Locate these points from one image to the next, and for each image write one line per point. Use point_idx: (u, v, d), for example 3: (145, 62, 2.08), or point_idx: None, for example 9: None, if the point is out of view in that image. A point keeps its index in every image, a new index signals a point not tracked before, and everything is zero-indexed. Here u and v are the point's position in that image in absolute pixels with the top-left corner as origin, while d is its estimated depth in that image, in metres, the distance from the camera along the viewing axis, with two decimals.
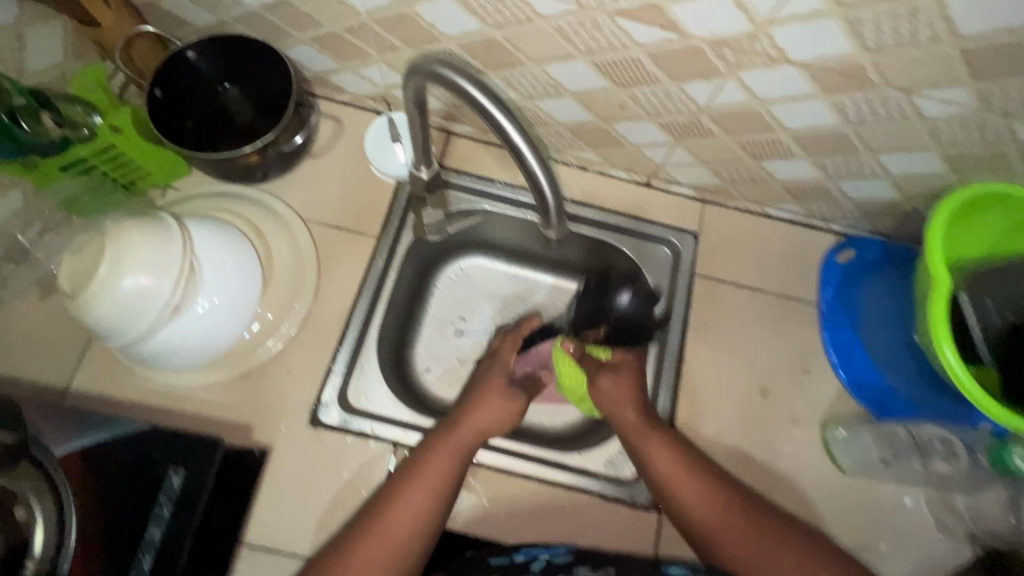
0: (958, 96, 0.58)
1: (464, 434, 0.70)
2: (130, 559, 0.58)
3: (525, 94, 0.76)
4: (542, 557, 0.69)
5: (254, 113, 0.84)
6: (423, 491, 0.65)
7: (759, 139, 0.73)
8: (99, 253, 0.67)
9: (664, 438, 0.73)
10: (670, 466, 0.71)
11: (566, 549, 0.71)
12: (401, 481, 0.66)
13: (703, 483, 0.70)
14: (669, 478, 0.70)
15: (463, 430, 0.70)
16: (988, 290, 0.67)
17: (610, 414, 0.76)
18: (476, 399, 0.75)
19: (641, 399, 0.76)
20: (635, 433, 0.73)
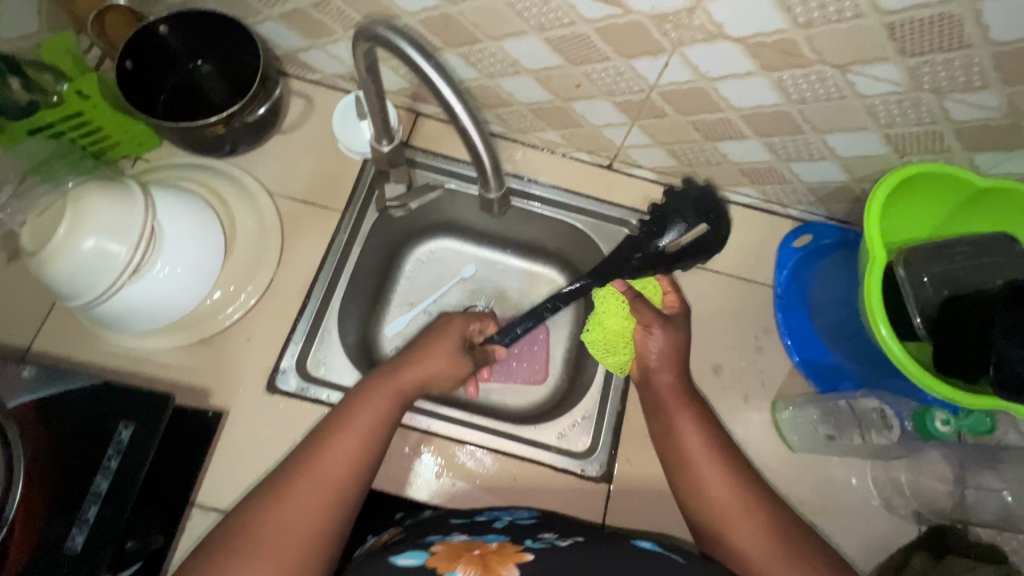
0: (889, 73, 0.60)
1: (398, 382, 0.71)
2: (78, 504, 0.60)
3: (485, 72, 0.79)
4: (505, 518, 0.69)
5: (227, 91, 0.85)
6: (358, 431, 0.66)
7: (710, 119, 0.75)
8: (61, 212, 0.69)
9: (692, 414, 0.73)
10: (699, 445, 0.70)
11: (529, 513, 0.72)
12: (336, 422, 0.67)
13: (723, 467, 0.68)
14: (691, 451, 0.70)
15: (397, 378, 0.71)
16: (926, 268, 0.67)
17: (652, 375, 0.77)
18: (420, 348, 0.76)
19: (683, 365, 0.77)
20: (669, 403, 0.75)
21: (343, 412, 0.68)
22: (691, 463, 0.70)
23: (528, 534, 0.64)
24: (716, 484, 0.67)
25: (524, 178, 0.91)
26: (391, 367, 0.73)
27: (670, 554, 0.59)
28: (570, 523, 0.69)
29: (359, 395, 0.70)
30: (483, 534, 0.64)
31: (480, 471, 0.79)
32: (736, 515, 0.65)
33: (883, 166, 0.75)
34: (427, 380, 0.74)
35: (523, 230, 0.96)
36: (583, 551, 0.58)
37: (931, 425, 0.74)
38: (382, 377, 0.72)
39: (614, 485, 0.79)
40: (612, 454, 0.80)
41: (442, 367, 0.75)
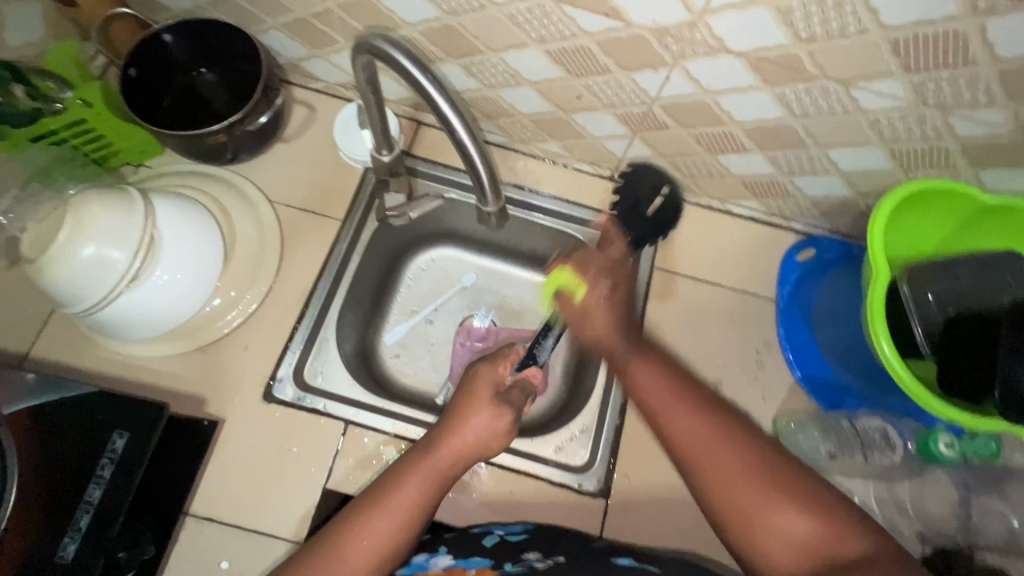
0: (893, 89, 0.59)
1: (440, 458, 0.64)
2: (69, 514, 0.60)
3: (486, 83, 0.78)
4: (497, 533, 0.69)
5: (229, 98, 0.85)
6: (391, 519, 0.60)
7: (712, 132, 0.74)
8: (61, 220, 0.69)
9: (650, 360, 0.65)
10: (654, 385, 0.63)
11: (522, 527, 0.71)
12: (368, 503, 0.60)
13: (689, 405, 0.61)
14: (652, 398, 0.62)
15: (439, 453, 0.65)
16: (931, 285, 0.66)
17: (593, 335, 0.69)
18: (462, 409, 0.69)
19: (626, 318, 0.69)
20: (612, 346, 0.68)
21: (378, 491, 0.62)
22: (663, 413, 0.61)
23: (511, 554, 0.64)
24: (685, 427, 0.59)
25: (524, 188, 0.91)
26: (432, 437, 0.66)
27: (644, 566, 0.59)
28: (560, 536, 0.69)
29: (396, 470, 0.64)
30: (468, 555, 0.64)
31: (476, 484, 0.78)
32: (743, 496, 0.55)
33: (887, 181, 0.74)
34: (468, 453, 0.67)
35: (524, 240, 0.95)
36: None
37: (934, 447, 0.75)
38: (423, 449, 0.65)
39: (612, 500, 0.78)
40: (610, 469, 0.79)
41: (485, 437, 0.67)
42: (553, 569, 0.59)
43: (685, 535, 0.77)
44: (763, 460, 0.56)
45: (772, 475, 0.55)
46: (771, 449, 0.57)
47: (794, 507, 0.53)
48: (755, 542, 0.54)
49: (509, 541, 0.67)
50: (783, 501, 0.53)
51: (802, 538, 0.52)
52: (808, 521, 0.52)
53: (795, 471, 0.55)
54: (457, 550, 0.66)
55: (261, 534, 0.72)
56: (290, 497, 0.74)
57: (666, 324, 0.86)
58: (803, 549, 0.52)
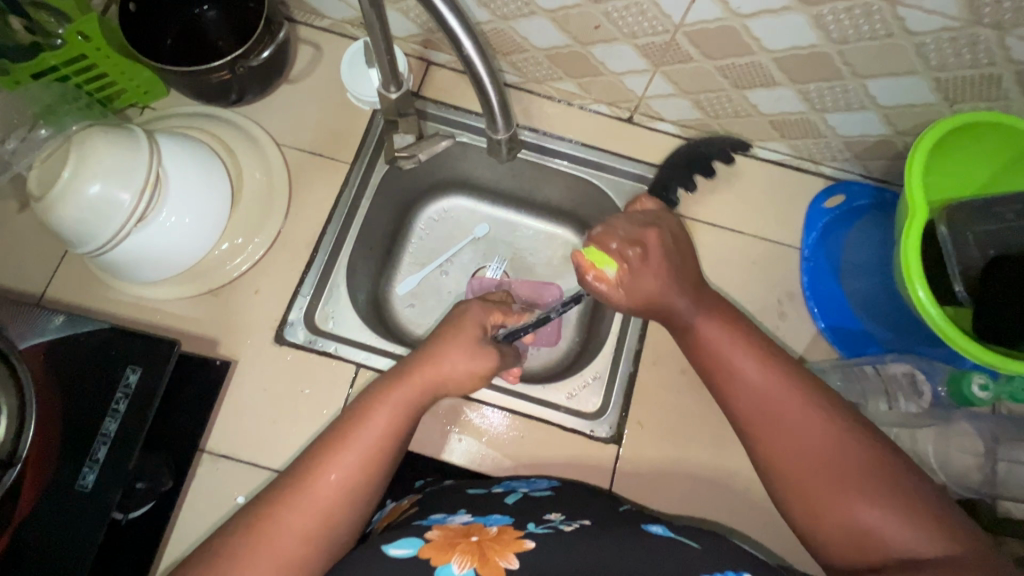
0: (944, 5, 0.54)
1: (409, 389, 0.61)
2: (87, 445, 0.61)
3: (499, 13, 0.74)
4: (520, 490, 0.67)
5: (231, 36, 0.82)
6: (358, 451, 0.56)
7: (739, 63, 0.69)
8: (65, 156, 0.68)
9: (725, 322, 0.63)
10: (729, 348, 0.61)
11: (546, 485, 0.70)
12: (338, 436, 0.57)
13: (759, 359, 0.59)
14: (723, 362, 0.61)
15: (408, 384, 0.61)
16: (971, 225, 0.62)
17: (639, 301, 0.67)
18: (435, 346, 0.65)
19: (677, 281, 0.67)
20: (666, 304, 0.66)
21: (347, 423, 0.58)
22: (730, 380, 0.60)
23: (533, 515, 0.59)
24: (759, 403, 0.57)
25: (539, 131, 0.87)
26: (399, 369, 0.63)
27: (682, 539, 0.54)
28: (585, 498, 0.66)
29: (364, 400, 0.60)
30: (487, 514, 0.60)
31: (489, 429, 0.78)
32: (815, 472, 0.53)
33: (929, 117, 0.68)
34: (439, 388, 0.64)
35: (537, 187, 0.92)
36: (595, 539, 0.52)
37: (966, 391, 0.67)
38: (394, 376, 0.62)
39: (624, 447, 0.78)
40: (623, 416, 0.79)
41: (458, 371, 0.65)
42: (581, 530, 0.55)
43: (698, 483, 0.77)
44: (851, 446, 0.53)
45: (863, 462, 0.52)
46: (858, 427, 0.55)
47: (863, 489, 0.51)
48: (796, 502, 0.54)
49: (531, 499, 0.64)
50: (868, 491, 0.51)
51: (865, 528, 0.50)
52: (875, 513, 0.50)
53: (865, 459, 0.52)
54: (475, 511, 0.61)
55: (276, 472, 0.73)
56: (304, 437, 0.75)
57: None
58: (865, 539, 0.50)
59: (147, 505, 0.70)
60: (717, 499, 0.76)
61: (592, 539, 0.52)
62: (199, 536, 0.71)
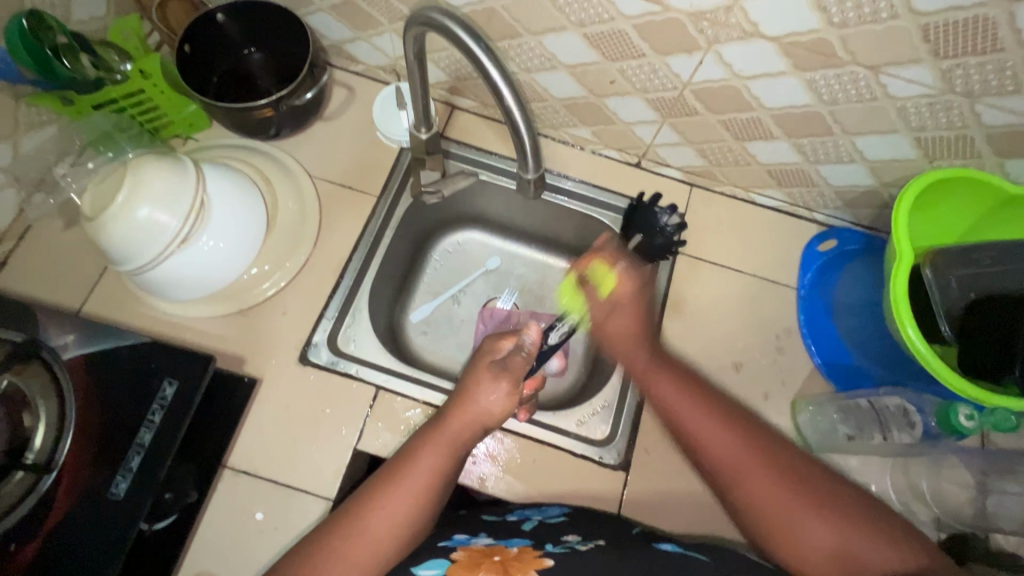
0: (921, 75, 0.62)
1: (451, 430, 0.64)
2: (122, 453, 0.64)
3: (523, 66, 0.82)
4: (535, 517, 0.70)
5: (274, 78, 0.89)
6: (405, 493, 0.60)
7: (740, 118, 0.77)
8: (120, 180, 0.73)
9: (676, 376, 0.69)
10: (683, 396, 0.67)
11: (560, 512, 0.72)
12: (387, 475, 0.62)
13: (710, 416, 0.64)
14: (694, 428, 0.64)
15: (449, 422, 0.64)
16: (951, 270, 0.68)
17: (602, 330, 0.79)
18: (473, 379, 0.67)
19: (645, 329, 0.77)
20: (629, 353, 0.75)
21: (396, 466, 0.62)
22: (700, 438, 0.64)
23: (551, 537, 0.62)
24: (716, 444, 0.63)
25: (554, 172, 0.94)
26: (441, 411, 0.66)
27: (691, 553, 0.58)
28: (599, 521, 0.69)
29: (412, 444, 0.65)
30: (509, 536, 0.63)
31: (501, 453, 0.80)
32: (775, 510, 0.58)
33: (912, 171, 0.76)
34: (476, 426, 0.65)
35: (550, 224, 0.98)
36: (607, 559, 0.56)
37: (954, 421, 0.70)
38: (439, 417, 0.66)
39: (631, 474, 0.80)
40: (630, 443, 0.82)
41: (492, 407, 0.65)
42: (595, 549, 0.58)
43: (702, 510, 0.79)
44: (794, 475, 0.59)
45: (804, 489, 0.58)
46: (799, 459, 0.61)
47: (815, 518, 0.56)
48: (780, 551, 0.58)
49: (548, 523, 0.67)
50: (814, 515, 0.57)
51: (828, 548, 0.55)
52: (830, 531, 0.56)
53: (822, 483, 0.59)
54: (497, 533, 0.64)
55: (294, 489, 0.75)
56: (322, 455, 0.77)
57: (688, 306, 0.88)
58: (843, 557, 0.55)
59: (170, 518, 0.71)
60: (723, 528, 0.78)
61: (604, 558, 0.56)
62: (217, 551, 0.72)
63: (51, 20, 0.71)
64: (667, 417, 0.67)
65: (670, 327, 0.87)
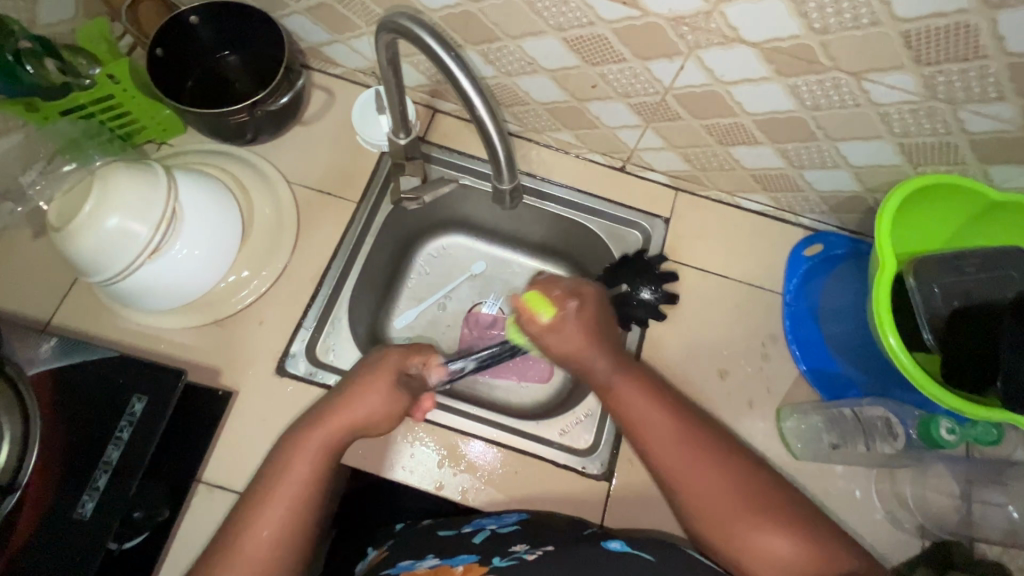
0: (904, 81, 0.61)
1: (320, 442, 0.65)
2: (88, 473, 0.62)
3: (503, 70, 0.80)
4: (489, 527, 0.68)
5: (250, 82, 0.87)
6: (279, 510, 0.60)
7: (723, 123, 0.75)
8: (88, 189, 0.71)
9: (635, 380, 0.69)
10: (648, 408, 0.66)
11: (514, 520, 0.71)
12: (257, 496, 0.61)
13: (665, 416, 0.66)
14: (644, 428, 0.66)
15: (317, 436, 0.65)
16: (936, 278, 0.66)
17: (564, 354, 0.72)
18: (346, 394, 0.69)
19: (607, 342, 0.72)
20: (585, 362, 0.71)
21: (269, 478, 0.62)
22: (650, 446, 0.65)
23: (500, 549, 0.61)
24: (668, 450, 0.64)
25: (537, 177, 0.92)
26: (305, 421, 0.67)
27: (638, 553, 0.58)
28: (556, 529, 0.68)
29: (278, 455, 0.64)
30: (456, 553, 0.62)
31: (483, 464, 0.79)
32: (727, 516, 0.60)
33: (897, 177, 0.75)
34: (354, 433, 0.67)
35: (534, 229, 0.97)
36: (552, 566, 0.55)
37: (935, 434, 0.73)
38: (305, 433, 0.66)
39: (614, 484, 0.79)
40: (613, 453, 0.81)
41: (370, 416, 0.68)
42: (541, 559, 0.57)
43: None
44: (751, 481, 0.61)
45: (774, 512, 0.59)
46: (750, 464, 0.63)
47: (770, 526, 0.58)
48: (730, 553, 0.59)
49: (499, 534, 0.65)
50: (766, 523, 0.58)
51: (790, 564, 0.56)
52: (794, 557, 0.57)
53: (770, 486, 0.61)
54: (444, 551, 0.63)
55: None
56: None
57: (673, 312, 0.87)
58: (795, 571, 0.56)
59: (142, 536, 0.70)
60: None
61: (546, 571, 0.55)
62: (192, 567, 0.71)
63: (14, 24, 0.70)
64: (624, 422, 0.68)
65: (654, 334, 0.86)
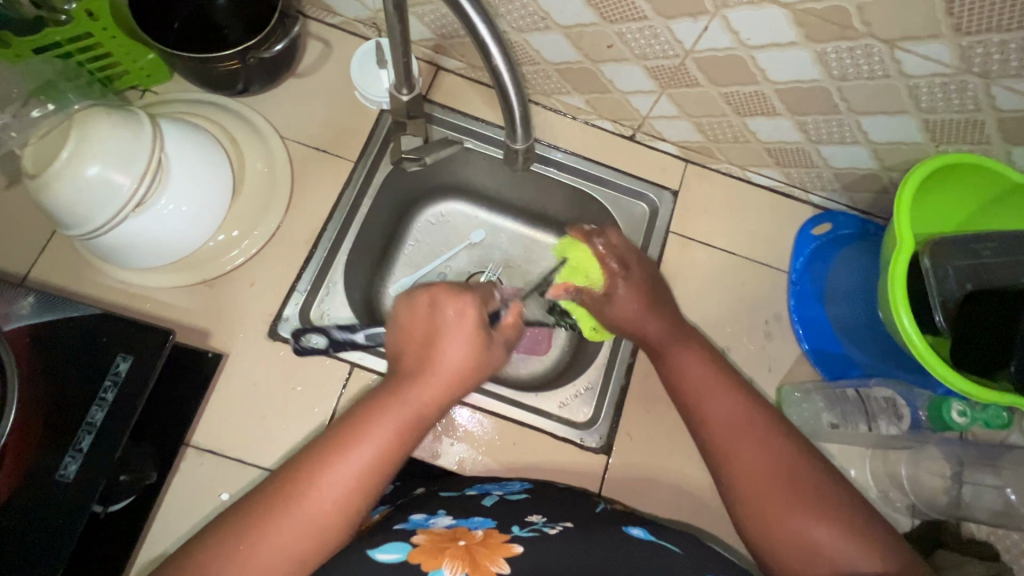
0: (939, 52, 0.58)
1: (420, 399, 0.62)
2: (71, 435, 0.60)
3: (514, 25, 0.75)
4: (495, 494, 0.68)
5: (241, 27, 0.80)
6: (355, 466, 0.56)
7: (742, 92, 0.72)
8: (65, 134, 0.67)
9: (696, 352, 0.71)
10: (703, 381, 0.68)
11: (519, 488, 0.71)
12: (331, 447, 0.57)
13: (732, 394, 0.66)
14: (696, 385, 0.68)
15: (418, 393, 0.62)
16: (952, 259, 0.65)
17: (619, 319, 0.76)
18: (438, 347, 0.66)
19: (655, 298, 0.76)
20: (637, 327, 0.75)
21: (343, 434, 0.58)
22: (702, 410, 0.66)
23: (516, 518, 0.61)
24: (724, 420, 0.65)
25: (544, 143, 0.89)
26: (408, 378, 0.63)
27: (663, 543, 0.59)
28: (563, 499, 0.68)
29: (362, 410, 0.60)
30: (468, 516, 0.61)
31: (480, 434, 0.78)
32: (776, 506, 0.58)
33: (916, 155, 0.72)
34: (448, 378, 0.65)
35: (538, 198, 0.93)
36: (574, 543, 0.56)
37: (945, 416, 0.72)
38: (398, 389, 0.62)
39: (613, 457, 0.79)
40: (613, 427, 0.80)
41: (460, 363, 0.66)
42: (564, 534, 0.57)
43: (683, 496, 0.78)
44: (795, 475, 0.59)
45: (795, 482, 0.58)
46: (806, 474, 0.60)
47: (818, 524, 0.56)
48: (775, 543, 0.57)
49: (510, 501, 0.66)
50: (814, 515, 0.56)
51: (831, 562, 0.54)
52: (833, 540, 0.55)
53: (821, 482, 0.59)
54: (456, 513, 0.62)
55: (262, 469, 0.72)
56: (292, 436, 0.74)
57: (677, 287, 0.85)
58: (808, 551, 0.55)
59: (129, 499, 0.68)
60: (699, 514, 0.77)
61: (576, 544, 0.56)
62: (181, 530, 0.70)
63: None
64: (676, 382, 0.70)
65: None
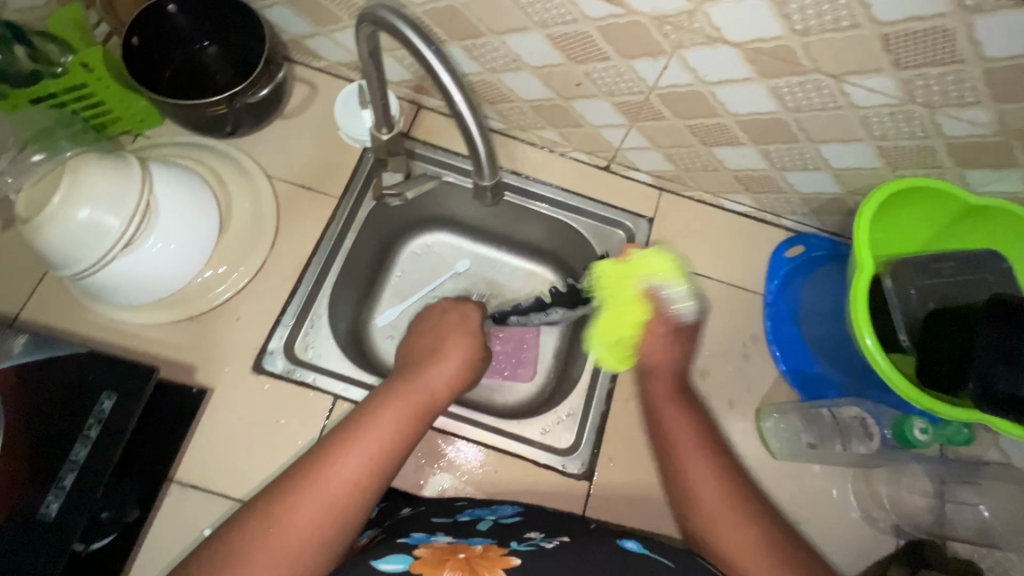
0: (884, 85, 0.61)
1: (428, 391, 0.68)
2: (55, 471, 0.61)
3: (488, 67, 0.79)
4: (489, 517, 0.69)
5: (230, 73, 0.84)
6: (374, 442, 0.61)
7: (706, 124, 0.75)
8: (58, 181, 0.69)
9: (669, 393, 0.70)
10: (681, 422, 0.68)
11: (511, 512, 0.71)
12: (350, 429, 0.62)
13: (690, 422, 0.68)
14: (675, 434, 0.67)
15: (426, 384, 0.69)
16: (913, 281, 0.67)
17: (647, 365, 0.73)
18: (443, 351, 0.75)
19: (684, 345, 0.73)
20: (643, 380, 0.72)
21: (359, 417, 0.64)
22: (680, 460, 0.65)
23: (515, 536, 0.62)
24: (697, 472, 0.64)
25: (522, 175, 0.92)
26: (420, 370, 0.71)
27: (654, 554, 0.59)
28: (554, 520, 0.69)
29: (377, 399, 0.66)
30: (469, 536, 0.62)
31: (462, 463, 0.79)
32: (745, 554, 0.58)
33: (876, 180, 0.75)
34: (456, 378, 0.72)
35: (518, 229, 0.96)
36: (574, 560, 0.56)
37: (909, 434, 0.75)
38: (407, 384, 0.69)
39: (594, 483, 0.79)
40: (594, 453, 0.80)
41: (463, 363, 0.74)
42: (559, 549, 0.58)
43: (666, 521, 0.78)
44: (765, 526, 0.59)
45: (739, 499, 0.61)
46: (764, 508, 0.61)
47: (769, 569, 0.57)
48: None
49: (503, 524, 0.66)
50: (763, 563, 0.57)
51: None
52: None
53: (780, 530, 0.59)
54: (455, 534, 0.63)
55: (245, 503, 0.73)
56: (274, 468, 0.74)
57: None
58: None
59: (109, 537, 0.69)
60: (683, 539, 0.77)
61: (569, 557, 0.56)
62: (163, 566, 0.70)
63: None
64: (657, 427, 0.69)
65: None
